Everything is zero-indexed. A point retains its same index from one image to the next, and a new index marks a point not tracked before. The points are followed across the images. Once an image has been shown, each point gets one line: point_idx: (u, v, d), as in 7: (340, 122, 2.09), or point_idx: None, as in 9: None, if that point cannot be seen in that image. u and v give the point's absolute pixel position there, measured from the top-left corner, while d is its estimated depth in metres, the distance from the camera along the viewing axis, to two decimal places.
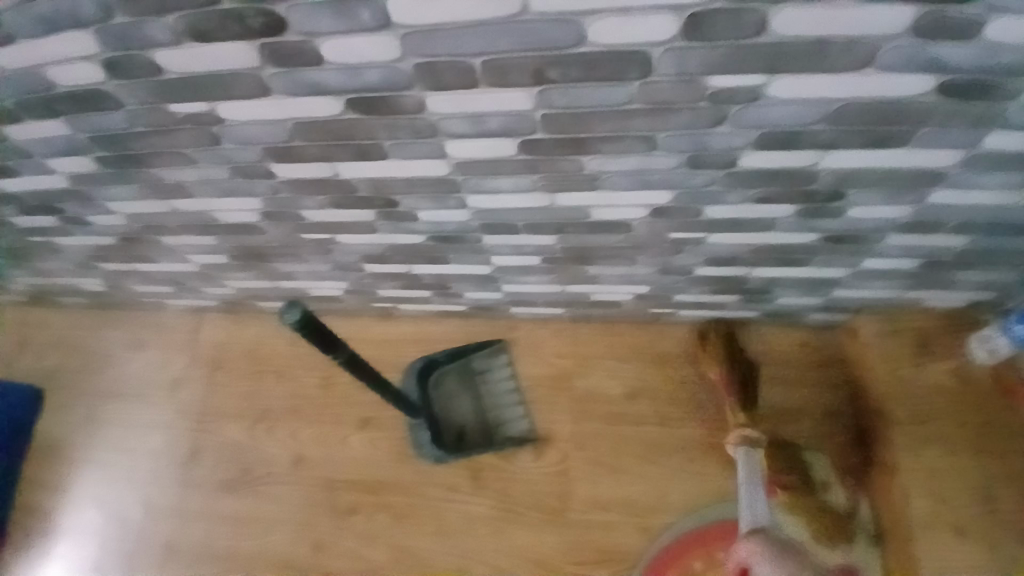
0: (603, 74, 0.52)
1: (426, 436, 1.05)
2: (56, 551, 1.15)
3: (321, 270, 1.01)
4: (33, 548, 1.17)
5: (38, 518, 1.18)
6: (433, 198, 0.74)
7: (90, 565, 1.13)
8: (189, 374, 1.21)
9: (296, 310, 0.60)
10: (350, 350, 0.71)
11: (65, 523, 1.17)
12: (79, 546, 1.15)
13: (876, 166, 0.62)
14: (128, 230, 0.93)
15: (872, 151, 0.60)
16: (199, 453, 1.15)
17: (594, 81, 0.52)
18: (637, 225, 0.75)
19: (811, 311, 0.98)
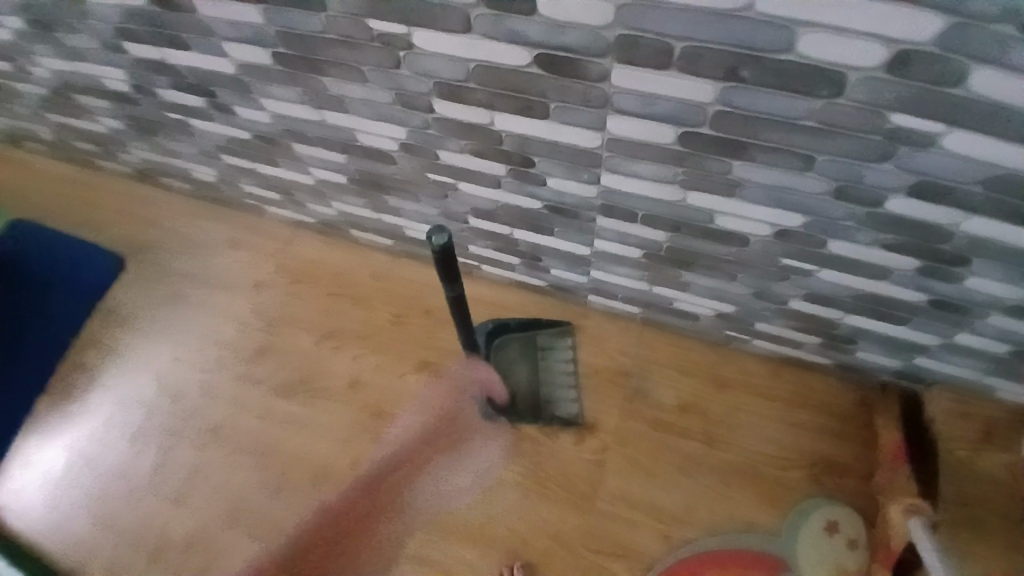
0: (793, 86, 0.55)
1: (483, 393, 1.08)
2: (102, 408, 1.21)
3: (428, 213, 1.07)
4: (80, 400, 1.22)
5: (93, 375, 1.24)
6: (569, 168, 0.78)
7: (133, 430, 1.18)
8: (273, 280, 1.27)
9: (444, 234, 0.65)
10: (461, 291, 0.76)
11: (116, 384, 1.23)
12: (126, 409, 1.20)
13: (1011, 241, 0.64)
14: (268, 130, 0.99)
15: (1014, 226, 0.62)
16: (265, 352, 1.21)
17: (783, 91, 0.56)
18: (754, 242, 0.78)
19: (884, 373, 0.99)
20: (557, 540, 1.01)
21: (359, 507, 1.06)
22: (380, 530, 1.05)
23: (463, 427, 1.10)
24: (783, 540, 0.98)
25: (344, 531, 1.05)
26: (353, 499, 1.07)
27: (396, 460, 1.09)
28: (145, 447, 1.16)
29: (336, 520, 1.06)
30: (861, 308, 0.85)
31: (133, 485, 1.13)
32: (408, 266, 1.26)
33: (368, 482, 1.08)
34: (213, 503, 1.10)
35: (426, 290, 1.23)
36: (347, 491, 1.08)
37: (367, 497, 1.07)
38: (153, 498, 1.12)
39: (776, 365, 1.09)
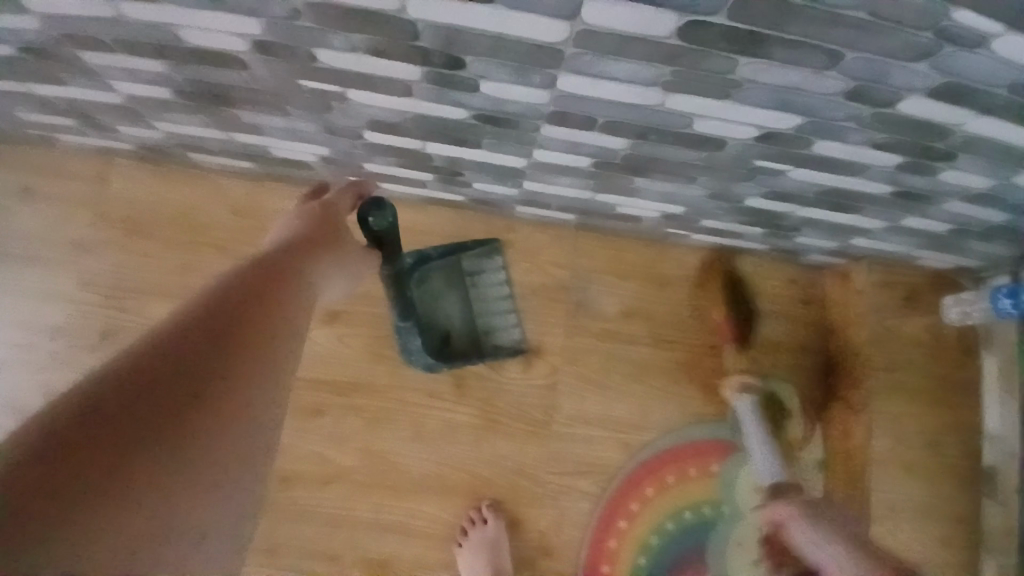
0: None
1: (418, 343, 0.93)
2: None
3: (302, 130, 0.80)
4: None
5: None
6: (516, 69, 0.59)
7: None
8: (99, 236, 0.97)
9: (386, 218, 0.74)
10: (399, 267, 0.82)
11: None
12: None
13: (1008, 140, 0.62)
14: (39, 40, 0.66)
15: (1019, 127, 0.59)
16: (116, 334, 0.96)
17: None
18: (731, 144, 0.68)
19: (816, 252, 0.99)
20: (522, 472, 0.97)
21: (178, 358, 0.49)
22: (277, 323, 0.57)
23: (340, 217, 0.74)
24: (731, 425, 1.02)
25: (193, 365, 0.49)
26: (167, 347, 0.49)
27: (228, 283, 0.57)
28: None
29: (185, 330, 0.51)
30: (820, 199, 0.80)
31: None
32: (280, 193, 0.99)
33: (201, 320, 0.52)
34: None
35: None
36: (171, 347, 0.49)
37: (218, 317, 0.53)
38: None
39: (712, 255, 1.04)
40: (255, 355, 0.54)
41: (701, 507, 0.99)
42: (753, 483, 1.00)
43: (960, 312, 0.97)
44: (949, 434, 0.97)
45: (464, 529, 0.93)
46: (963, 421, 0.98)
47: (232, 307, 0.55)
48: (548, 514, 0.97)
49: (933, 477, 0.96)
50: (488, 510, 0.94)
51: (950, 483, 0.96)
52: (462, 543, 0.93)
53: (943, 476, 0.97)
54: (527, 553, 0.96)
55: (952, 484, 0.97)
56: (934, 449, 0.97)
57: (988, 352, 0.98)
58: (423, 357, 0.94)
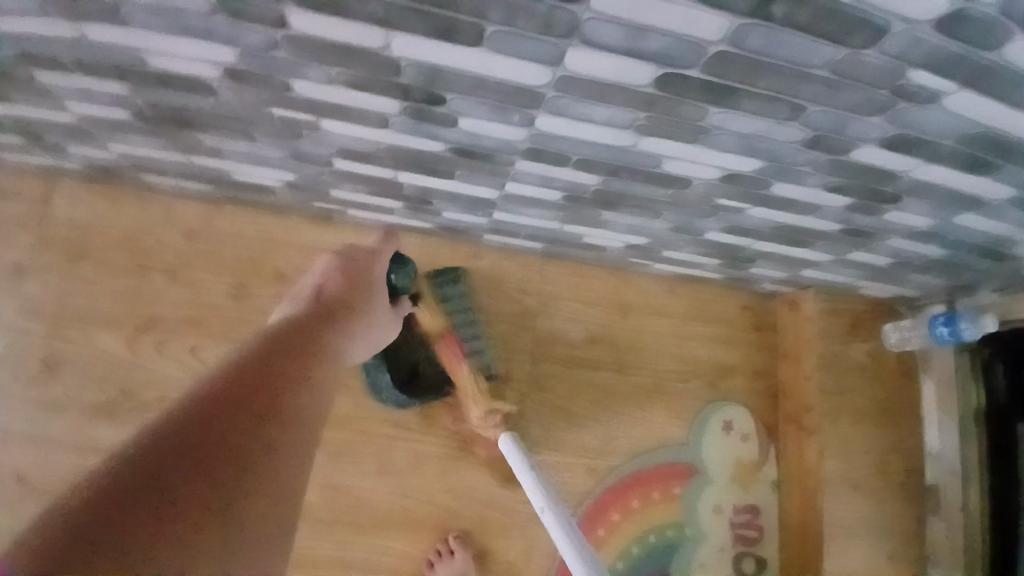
0: (826, 30, 0.46)
1: (385, 379, 0.92)
2: None
3: (268, 156, 0.78)
4: None
5: None
6: (494, 107, 0.59)
7: None
8: (36, 260, 0.91)
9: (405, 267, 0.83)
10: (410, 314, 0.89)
11: None
12: None
13: (949, 185, 0.68)
14: None
15: (959, 173, 0.65)
16: (58, 367, 0.90)
17: (807, 34, 0.46)
18: (697, 183, 0.71)
19: (767, 281, 1.03)
20: (489, 502, 0.96)
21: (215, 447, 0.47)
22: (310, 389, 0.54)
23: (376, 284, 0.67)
24: (692, 448, 1.04)
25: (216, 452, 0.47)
26: (197, 430, 0.47)
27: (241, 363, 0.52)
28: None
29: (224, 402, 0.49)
30: (776, 234, 0.84)
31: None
32: (237, 216, 0.95)
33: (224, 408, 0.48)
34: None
35: (263, 247, 0.95)
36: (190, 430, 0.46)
37: (250, 388, 0.51)
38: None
39: (672, 284, 1.07)
40: (281, 440, 0.51)
41: (665, 530, 1.01)
42: (714, 506, 1.04)
43: (899, 338, 1.05)
44: (891, 453, 1.04)
45: (430, 561, 0.92)
46: (903, 441, 1.04)
47: (257, 377, 0.51)
48: (516, 544, 0.96)
49: (879, 495, 1.02)
50: (454, 541, 0.93)
51: (893, 500, 1.03)
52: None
53: (887, 493, 1.02)
54: None
55: (894, 501, 1.03)
56: (879, 468, 1.03)
57: (927, 376, 1.05)
58: (394, 393, 0.92)
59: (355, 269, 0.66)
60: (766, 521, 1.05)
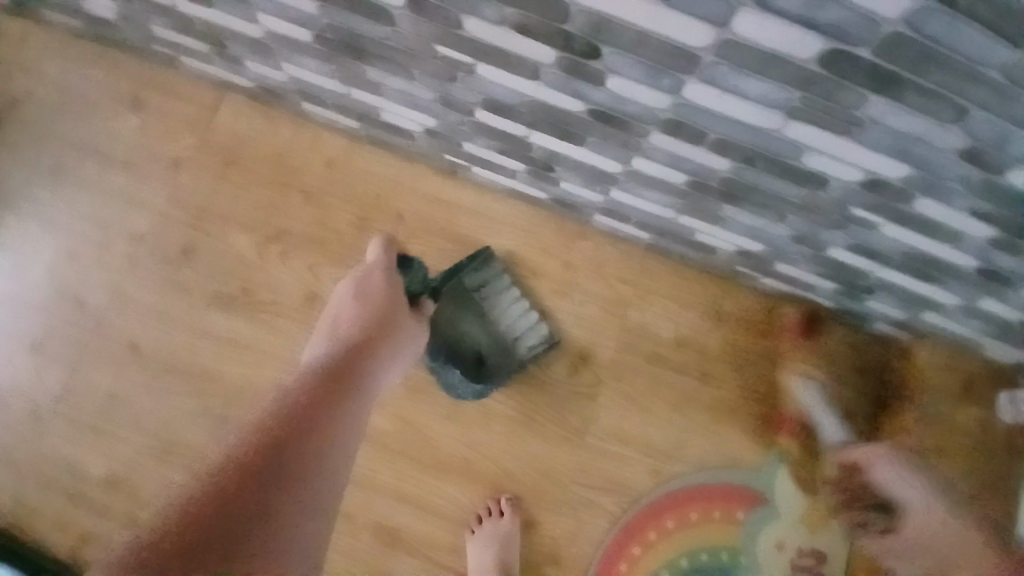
0: (1012, 23, 0.44)
1: (457, 376, 0.95)
2: None
3: (418, 97, 0.84)
4: None
5: None
6: (648, 67, 0.61)
7: (29, 341, 1.01)
8: (196, 157, 1.04)
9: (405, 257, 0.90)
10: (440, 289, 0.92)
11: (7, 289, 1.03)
12: (19, 320, 1.02)
13: None
14: None
15: None
16: (192, 254, 1.01)
17: (989, 27, 0.45)
18: (834, 186, 0.70)
19: (881, 321, 0.98)
20: (545, 475, 0.98)
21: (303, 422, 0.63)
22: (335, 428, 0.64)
23: (392, 298, 0.79)
24: (764, 475, 1.00)
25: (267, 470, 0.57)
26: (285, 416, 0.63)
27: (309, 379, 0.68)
28: (49, 362, 1.01)
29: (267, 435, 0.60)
30: (907, 264, 0.81)
31: (37, 409, 1.00)
32: (372, 156, 1.03)
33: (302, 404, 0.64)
34: (149, 435, 0.98)
35: (389, 187, 1.03)
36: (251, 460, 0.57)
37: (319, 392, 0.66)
38: (69, 427, 0.99)
39: (775, 306, 1.03)
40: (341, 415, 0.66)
41: (720, 552, 0.97)
42: (777, 540, 0.98)
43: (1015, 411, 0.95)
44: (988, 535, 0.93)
45: (480, 516, 0.96)
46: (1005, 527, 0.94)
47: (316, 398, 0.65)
48: (565, 523, 0.97)
49: None
50: (506, 504, 0.96)
51: None
52: (473, 531, 0.95)
53: None
54: (535, 556, 0.97)
55: None
56: None
57: None
58: (470, 386, 0.95)
59: (373, 289, 0.80)
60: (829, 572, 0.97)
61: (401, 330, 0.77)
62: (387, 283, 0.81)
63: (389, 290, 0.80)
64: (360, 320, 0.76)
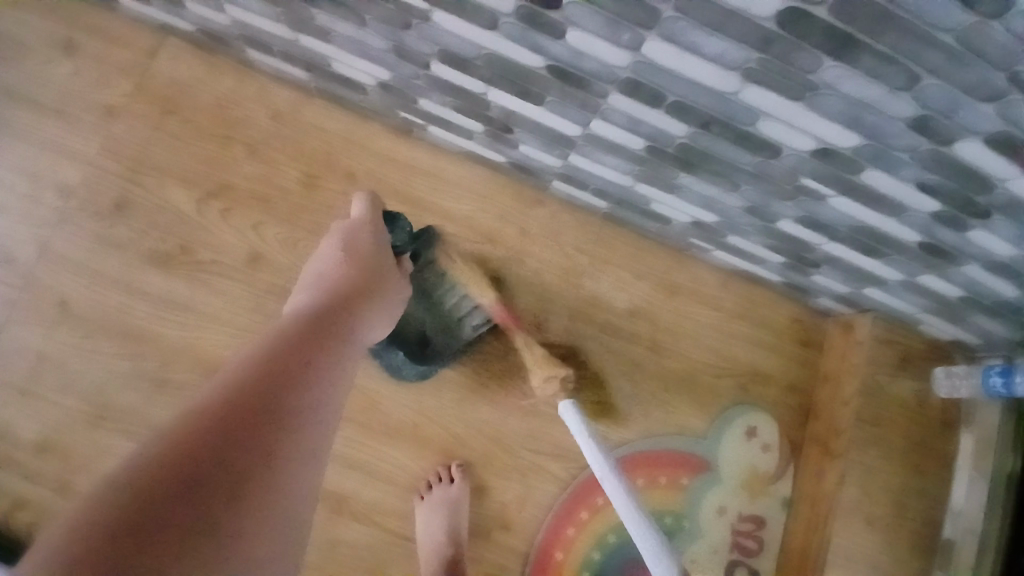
0: None
1: (400, 358, 0.92)
2: None
3: (371, 46, 0.80)
4: None
5: None
6: (609, 21, 0.59)
7: None
8: (131, 105, 0.96)
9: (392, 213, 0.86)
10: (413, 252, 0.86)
11: None
12: None
13: None
14: None
15: None
16: (126, 208, 0.95)
17: None
18: (788, 154, 0.70)
19: (825, 296, 1.00)
20: (496, 442, 0.98)
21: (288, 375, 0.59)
22: (332, 379, 0.62)
23: (381, 257, 0.77)
24: (708, 443, 1.01)
25: (268, 415, 0.54)
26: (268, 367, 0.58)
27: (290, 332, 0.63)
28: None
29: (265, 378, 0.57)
30: (853, 237, 0.82)
31: None
32: (323, 112, 0.98)
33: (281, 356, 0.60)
34: (77, 398, 0.92)
35: (340, 145, 0.98)
36: (248, 404, 0.54)
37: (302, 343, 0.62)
38: None
39: (727, 278, 1.05)
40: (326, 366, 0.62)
41: (664, 517, 0.99)
42: (718, 506, 1.00)
43: (948, 387, 0.98)
44: (914, 500, 0.98)
45: (430, 483, 0.94)
46: (929, 492, 0.98)
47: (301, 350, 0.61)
48: (514, 490, 0.97)
49: (893, 538, 0.96)
50: (456, 471, 0.95)
51: (904, 546, 0.97)
52: (422, 497, 0.94)
53: (901, 537, 0.97)
54: (484, 522, 0.97)
55: (905, 548, 0.97)
56: (898, 510, 0.97)
57: (967, 429, 0.99)
58: (413, 367, 0.93)
59: (361, 246, 0.77)
60: (767, 537, 1.01)
61: (391, 289, 0.76)
62: (375, 241, 0.79)
63: (379, 247, 0.78)
64: (352, 272, 0.74)
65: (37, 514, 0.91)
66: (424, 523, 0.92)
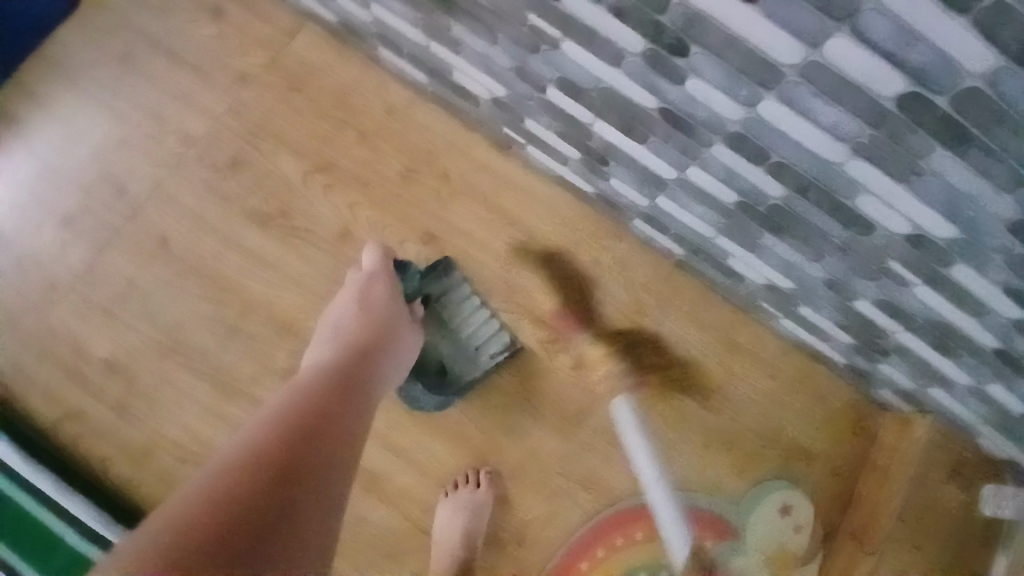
0: None
1: (419, 387, 0.97)
2: (34, 182, 1.05)
3: (494, 62, 0.86)
4: (9, 160, 1.06)
5: (26, 131, 1.06)
6: (730, 75, 0.62)
7: (62, 212, 1.04)
8: (264, 75, 1.05)
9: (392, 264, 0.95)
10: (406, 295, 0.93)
11: (54, 159, 1.05)
12: (57, 190, 1.04)
13: None
14: None
15: None
16: (240, 166, 1.03)
17: None
18: (879, 233, 0.70)
19: (886, 387, 0.98)
20: (529, 457, 1.00)
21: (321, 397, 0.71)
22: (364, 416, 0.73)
23: (390, 307, 0.89)
24: (741, 510, 1.00)
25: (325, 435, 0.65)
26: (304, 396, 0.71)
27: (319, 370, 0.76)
28: (76, 238, 1.03)
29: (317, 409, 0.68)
30: (928, 330, 0.80)
31: (59, 279, 1.02)
32: (433, 114, 1.05)
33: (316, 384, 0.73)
34: (157, 329, 1.00)
35: (442, 147, 1.04)
36: (312, 425, 0.65)
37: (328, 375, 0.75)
38: (82, 303, 1.01)
39: (788, 348, 1.03)
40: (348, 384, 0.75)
41: None
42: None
43: (996, 506, 0.94)
44: None
45: (457, 483, 0.98)
46: None
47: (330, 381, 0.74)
48: (537, 509, 0.99)
49: None
50: (484, 476, 0.98)
51: None
52: (448, 493, 0.97)
53: None
54: (501, 532, 0.99)
55: None
56: None
57: (1005, 549, 0.94)
58: (431, 396, 0.98)
59: (373, 300, 0.89)
60: None
61: (399, 338, 0.86)
62: (387, 295, 0.90)
63: (389, 300, 0.89)
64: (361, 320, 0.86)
65: (98, 427, 0.98)
66: (445, 520, 0.96)
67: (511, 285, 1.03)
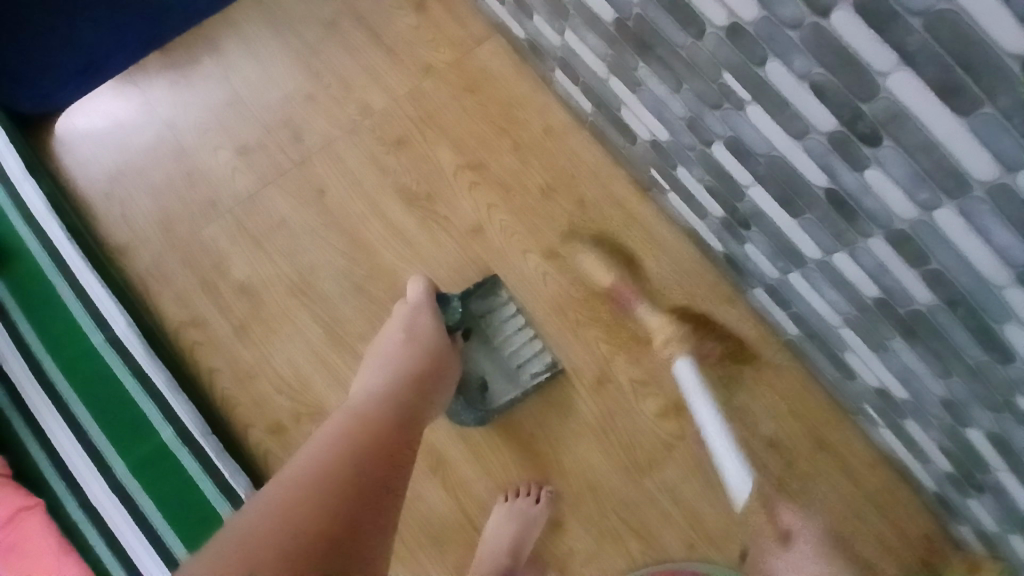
0: None
1: (461, 403, 1.00)
2: (219, 109, 1.17)
3: (667, 108, 0.90)
4: (203, 85, 1.18)
5: (224, 64, 1.19)
6: (914, 176, 0.63)
7: (236, 142, 1.15)
8: (446, 70, 1.14)
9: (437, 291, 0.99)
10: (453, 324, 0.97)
11: (241, 93, 1.17)
12: (236, 122, 1.16)
13: None
14: None
15: None
16: (403, 145, 1.12)
17: None
18: (1019, 367, 0.68)
19: (968, 527, 0.93)
20: (590, 488, 1.01)
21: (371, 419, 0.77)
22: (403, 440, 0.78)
23: (435, 339, 0.92)
24: None
25: (366, 503, 0.66)
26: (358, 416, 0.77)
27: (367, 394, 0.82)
28: (246, 169, 1.14)
29: (350, 467, 0.69)
30: None
31: (217, 199, 1.13)
32: (586, 142, 1.11)
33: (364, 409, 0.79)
34: (289, 268, 1.09)
35: (588, 174, 1.10)
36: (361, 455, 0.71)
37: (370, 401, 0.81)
38: (232, 226, 1.12)
39: (877, 461, 1.00)
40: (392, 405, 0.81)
41: None
42: None
43: None
44: None
45: (517, 492, 1.00)
46: None
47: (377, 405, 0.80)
48: (584, 540, 1.00)
49: None
50: (544, 494, 0.99)
51: None
52: (506, 498, 0.99)
53: None
54: (544, 552, 1.00)
55: None
56: None
57: None
58: (470, 411, 1.00)
59: (418, 331, 0.92)
60: None
61: (441, 368, 0.90)
62: (432, 325, 0.93)
63: (435, 330, 0.93)
64: (405, 349, 0.90)
65: (212, 338, 1.08)
66: (495, 523, 0.98)
67: (616, 319, 1.05)
